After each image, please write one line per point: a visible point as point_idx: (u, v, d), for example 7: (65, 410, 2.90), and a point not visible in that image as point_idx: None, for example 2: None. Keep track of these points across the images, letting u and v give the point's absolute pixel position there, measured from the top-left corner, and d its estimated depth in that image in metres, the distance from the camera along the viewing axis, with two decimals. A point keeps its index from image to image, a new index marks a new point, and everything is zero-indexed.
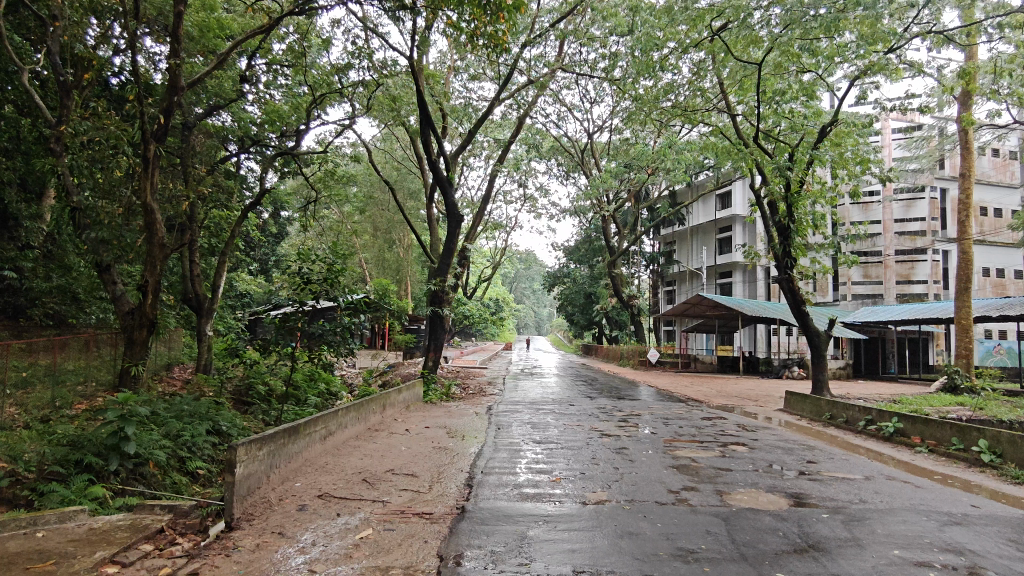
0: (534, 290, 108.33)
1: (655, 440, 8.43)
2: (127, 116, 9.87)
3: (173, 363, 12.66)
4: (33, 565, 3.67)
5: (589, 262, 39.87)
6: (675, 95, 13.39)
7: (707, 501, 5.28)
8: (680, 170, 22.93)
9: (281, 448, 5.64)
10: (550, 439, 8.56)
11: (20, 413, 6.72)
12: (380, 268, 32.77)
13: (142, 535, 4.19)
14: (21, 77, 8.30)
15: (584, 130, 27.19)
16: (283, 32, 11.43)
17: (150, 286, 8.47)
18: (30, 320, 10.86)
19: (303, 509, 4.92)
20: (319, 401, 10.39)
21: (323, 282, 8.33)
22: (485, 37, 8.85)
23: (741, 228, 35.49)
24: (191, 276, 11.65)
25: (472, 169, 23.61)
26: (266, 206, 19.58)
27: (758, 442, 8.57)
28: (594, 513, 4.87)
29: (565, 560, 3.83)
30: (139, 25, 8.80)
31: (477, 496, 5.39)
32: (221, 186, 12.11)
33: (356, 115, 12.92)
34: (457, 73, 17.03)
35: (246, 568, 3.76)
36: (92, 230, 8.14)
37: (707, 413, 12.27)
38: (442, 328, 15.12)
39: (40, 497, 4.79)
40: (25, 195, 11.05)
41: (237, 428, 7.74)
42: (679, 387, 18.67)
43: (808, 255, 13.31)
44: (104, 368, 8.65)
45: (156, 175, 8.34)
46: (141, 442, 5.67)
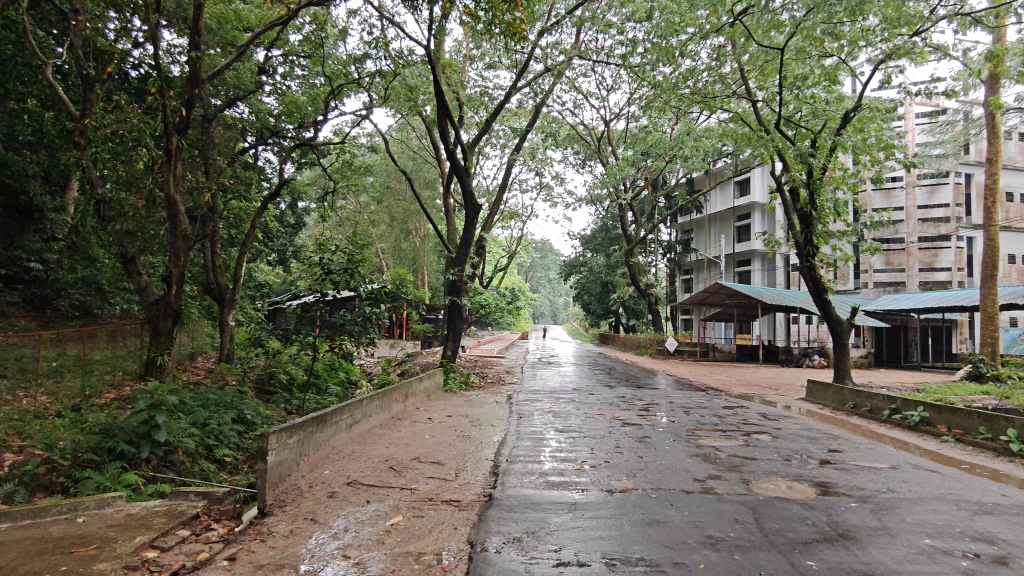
0: (550, 279, 108.26)
1: (677, 430, 8.42)
2: (147, 107, 9.93)
3: (196, 353, 12.88)
4: (76, 549, 3.79)
5: (606, 251, 39.68)
6: (695, 82, 13.23)
7: (733, 489, 5.29)
8: (698, 157, 22.73)
9: (310, 436, 5.73)
10: (572, 428, 8.55)
11: (51, 402, 6.77)
12: (397, 258, 33.08)
13: (179, 521, 4.29)
14: (44, 71, 8.40)
15: (601, 118, 26.98)
16: (300, 23, 11.46)
17: (174, 278, 8.57)
18: (56, 311, 11.07)
19: (333, 496, 5.01)
20: (340, 391, 10.55)
21: (343, 272, 8.37)
22: (503, 26, 8.78)
23: (760, 215, 35.13)
24: (213, 266, 11.77)
25: (487, 158, 23.56)
26: (283, 197, 19.70)
27: (782, 431, 8.54)
28: (620, 501, 4.90)
29: (594, 548, 3.87)
30: (160, 18, 8.84)
31: (504, 484, 5.44)
32: (241, 177, 12.22)
33: (373, 105, 12.98)
34: (473, 62, 16.98)
35: (280, 553, 3.84)
36: (116, 222, 8.56)
37: (728, 402, 12.22)
38: (460, 317, 15.13)
39: (76, 484, 4.94)
40: (51, 189, 11.22)
41: (261, 417, 7.85)
42: (698, 376, 18.62)
43: (831, 242, 13.08)
44: (130, 358, 8.79)
45: (179, 168, 8.45)
46: (170, 430, 5.80)
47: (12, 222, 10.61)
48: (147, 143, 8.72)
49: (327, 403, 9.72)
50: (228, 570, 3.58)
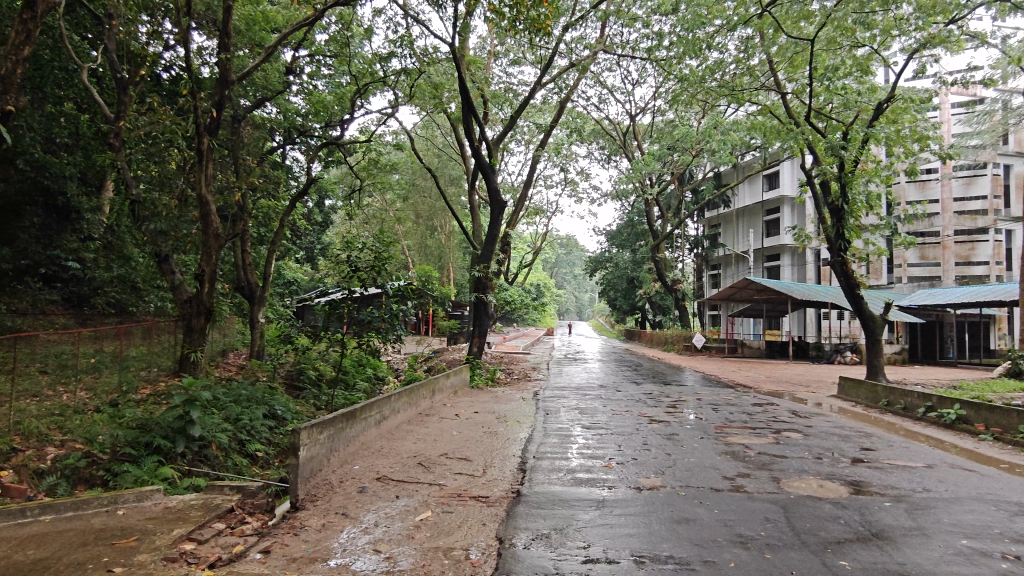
0: (575, 275, 107.96)
1: (705, 427, 8.34)
2: (179, 108, 10.12)
3: (227, 349, 13.15)
4: (118, 541, 3.90)
5: (632, 247, 39.41)
6: (723, 75, 13.05)
7: (764, 488, 5.22)
8: (726, 151, 22.46)
9: (340, 432, 5.81)
10: (599, 425, 8.53)
11: (90, 397, 6.96)
12: (423, 254, 33.27)
13: (215, 514, 4.39)
14: (81, 75, 8.62)
15: (627, 112, 26.77)
16: (326, 23, 11.57)
17: (207, 276, 8.74)
18: (93, 309, 11.32)
19: (363, 491, 5.08)
20: (367, 387, 10.70)
21: (370, 269, 8.48)
22: (527, 21, 8.79)
23: (790, 209, 34.59)
24: (244, 264, 11.95)
25: (511, 155, 23.55)
26: (311, 195, 19.97)
27: (813, 429, 8.40)
28: (648, 498, 4.88)
29: (623, 545, 3.86)
30: (190, 22, 9.01)
31: (532, 480, 5.46)
32: (270, 177, 12.42)
33: (398, 103, 13.06)
34: (498, 58, 16.99)
35: (312, 546, 3.90)
36: (150, 222, 8.77)
37: (758, 399, 12.06)
38: (486, 314, 15.17)
39: (116, 477, 5.10)
40: (88, 190, 11.34)
41: (291, 412, 7.99)
42: (727, 373, 18.45)
43: (863, 236, 12.80)
44: (164, 354, 8.99)
45: (210, 169, 8.62)
46: (205, 425, 5.92)
47: (51, 222, 10.65)
48: (179, 143, 8.89)
49: (355, 400, 9.83)
50: (263, 563, 3.65)
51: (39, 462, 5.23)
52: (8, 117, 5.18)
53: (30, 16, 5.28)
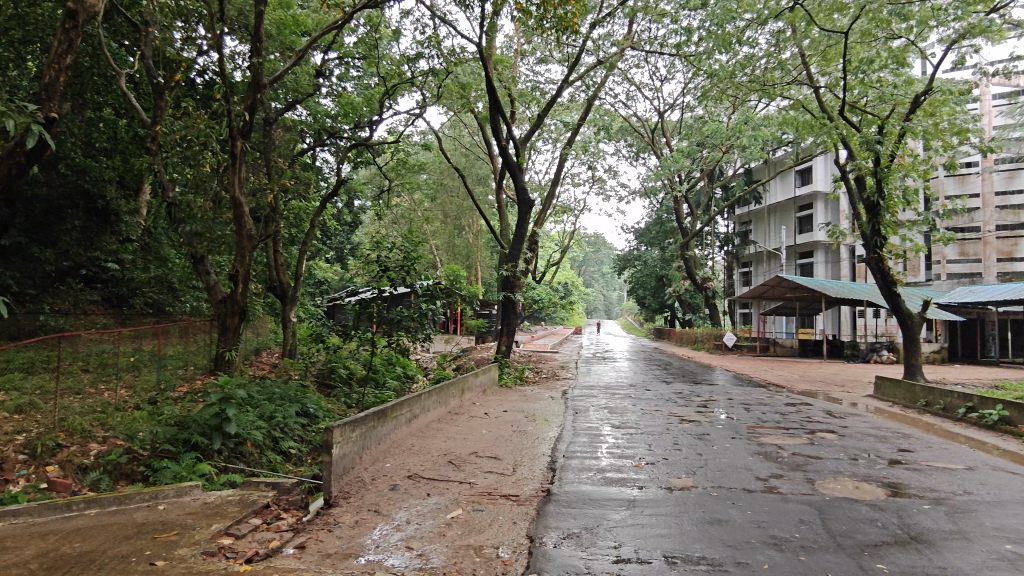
0: (604, 273, 107.47)
1: (737, 427, 8.23)
2: (213, 112, 10.34)
3: (261, 348, 13.40)
4: (159, 534, 4.01)
5: (661, 245, 39.06)
6: (754, 70, 12.85)
7: (798, 489, 5.15)
8: (757, 147, 22.13)
9: (371, 430, 5.87)
10: (628, 424, 8.47)
11: (131, 395, 7.14)
12: (451, 254, 33.45)
13: (251, 510, 4.48)
14: (119, 81, 8.84)
15: (655, 109, 26.54)
16: (355, 25, 11.70)
17: (241, 276, 8.91)
18: (132, 309, 11.62)
19: (395, 489, 5.13)
20: (397, 385, 10.83)
21: (400, 269, 8.57)
22: (554, 20, 8.81)
23: (823, 206, 33.95)
24: (276, 264, 12.13)
25: (539, 154, 23.55)
26: (341, 197, 20.25)
27: (848, 429, 8.24)
28: (680, 499, 4.84)
29: (654, 546, 3.83)
30: (223, 27, 9.18)
31: (562, 480, 5.45)
32: (301, 178, 12.61)
33: (426, 104, 13.16)
34: (525, 56, 16.99)
35: (346, 543, 3.96)
36: (185, 223, 8.97)
37: (791, 398, 11.87)
38: (514, 313, 15.18)
39: (156, 473, 5.26)
40: (125, 193, 11.60)
41: (324, 411, 8.10)
42: (759, 372, 18.18)
43: (900, 232, 12.49)
44: (200, 353, 9.18)
45: (243, 171, 8.80)
46: (240, 422, 6.05)
47: (91, 225, 10.85)
48: (213, 146, 9.08)
49: (385, 398, 9.94)
50: (298, 558, 3.72)
51: (83, 458, 5.40)
52: (51, 124, 5.35)
53: (71, 26, 5.43)
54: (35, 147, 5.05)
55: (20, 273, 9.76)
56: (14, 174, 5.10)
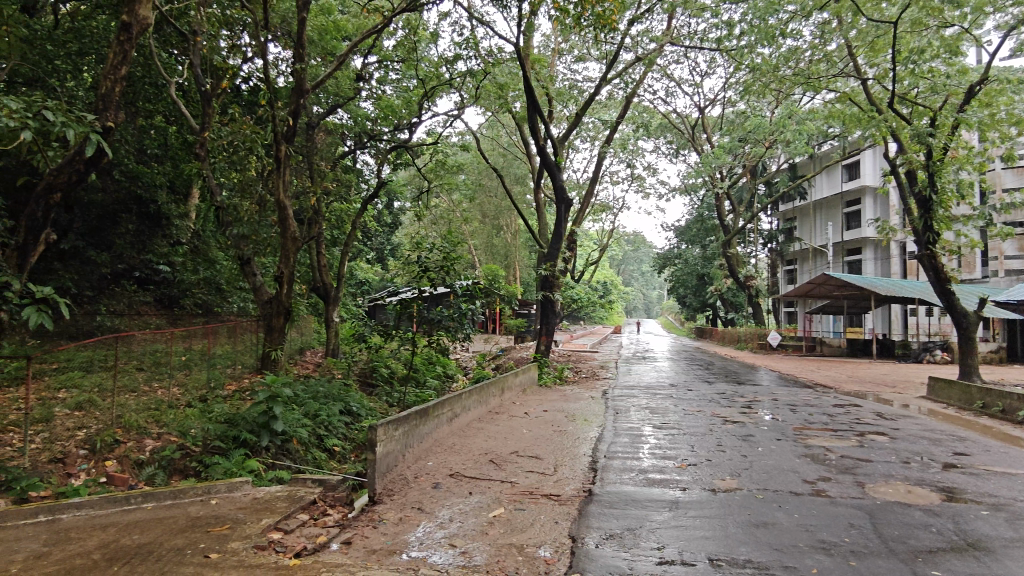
0: (643, 272, 106.40)
1: (783, 428, 8.07)
2: (258, 118, 10.63)
3: (305, 347, 13.70)
4: (213, 528, 4.15)
5: (702, 243, 38.46)
6: (798, 63, 12.56)
7: (847, 492, 5.02)
8: (802, 141, 21.60)
9: (414, 429, 5.95)
10: (670, 425, 8.38)
11: (183, 392, 7.39)
12: (490, 254, 33.60)
13: (299, 506, 4.59)
14: (169, 89, 9.13)
15: (695, 105, 26.11)
16: (394, 29, 11.84)
17: (285, 277, 9.14)
18: (183, 309, 12.04)
19: (437, 487, 5.18)
20: (438, 385, 10.94)
21: (440, 269, 8.57)
22: (593, 18, 8.78)
23: (872, 201, 32.94)
24: (319, 265, 12.37)
25: (577, 152, 23.47)
26: (381, 198, 20.56)
27: (900, 431, 7.97)
28: (724, 501, 4.77)
29: (699, 548, 3.78)
30: (267, 34, 9.40)
31: (604, 480, 5.43)
32: (342, 181, 12.85)
33: (464, 104, 13.26)
34: (562, 55, 16.94)
35: (390, 539, 4.02)
36: (233, 227, 9.23)
37: (839, 399, 11.54)
38: (553, 312, 15.13)
39: (207, 469, 5.46)
40: (175, 198, 11.96)
41: (366, 409, 8.22)
42: (806, 372, 17.74)
43: (954, 228, 12.03)
44: (248, 352, 9.44)
45: (287, 175, 9.01)
46: (286, 421, 6.22)
47: (144, 228, 11.23)
48: (258, 151, 9.33)
49: (426, 398, 10.05)
50: (344, 553, 3.80)
51: (139, 454, 5.61)
52: (108, 133, 5.56)
53: (126, 38, 5.66)
54: (94, 155, 5.25)
55: (78, 276, 10.17)
56: (76, 180, 5.32)
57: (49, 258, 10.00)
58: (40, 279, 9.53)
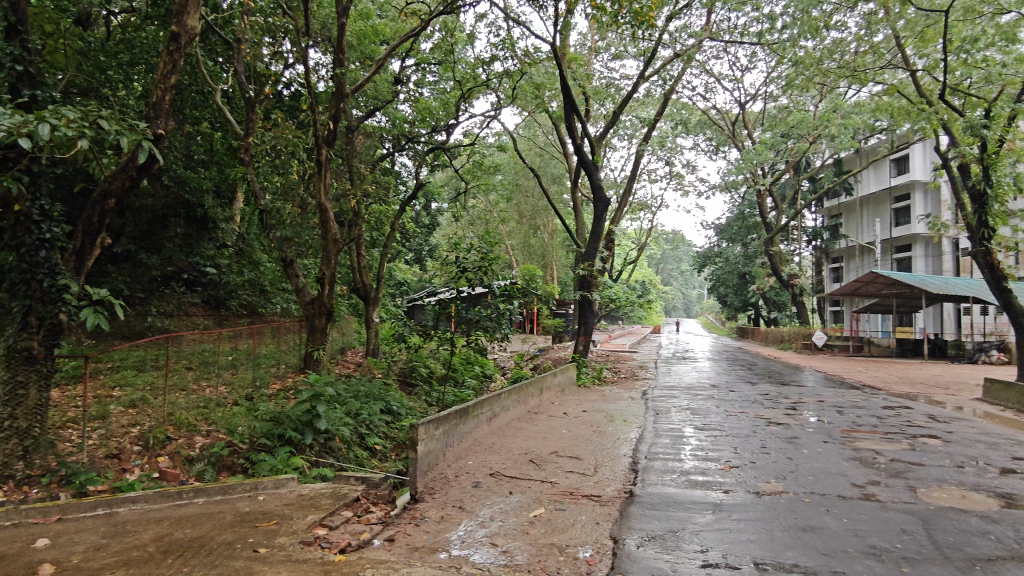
0: (682, 271, 104.99)
1: (830, 430, 7.86)
2: (300, 122, 10.86)
3: (346, 347, 13.94)
4: (261, 523, 4.25)
5: (743, 240, 37.76)
6: (842, 55, 12.25)
7: (898, 496, 4.86)
8: (848, 135, 21.03)
9: (454, 428, 5.99)
10: (712, 426, 8.26)
11: (230, 391, 7.61)
12: (527, 254, 33.62)
13: (343, 503, 4.67)
14: (215, 96, 9.39)
15: (736, 100, 25.65)
16: (430, 32, 11.94)
17: (327, 278, 9.31)
18: (229, 311, 12.40)
19: (478, 486, 5.21)
20: (476, 384, 11.01)
21: (477, 270, 8.64)
22: (631, 15, 8.69)
23: (922, 196, 31.83)
24: (359, 266, 12.56)
25: (614, 151, 23.34)
26: (420, 199, 20.76)
27: (954, 435, 7.66)
28: (770, 504, 4.68)
29: (743, 551, 3.72)
30: (308, 41, 9.58)
31: (644, 481, 5.38)
32: (380, 183, 13.02)
33: (501, 105, 13.31)
34: (599, 53, 16.83)
35: (432, 538, 4.06)
36: (277, 229, 9.46)
37: (888, 401, 11.18)
38: (591, 311, 15.05)
39: (254, 466, 5.62)
40: (221, 202, 12.31)
41: (406, 408, 8.32)
42: (853, 373, 17.23)
43: (1011, 223, 11.54)
44: (291, 352, 9.65)
45: (328, 178, 9.17)
46: (329, 419, 6.36)
47: (192, 232, 11.58)
48: (300, 155, 9.52)
49: (464, 397, 10.11)
50: (388, 550, 3.85)
51: (189, 450, 5.79)
52: (159, 140, 5.72)
53: (175, 47, 5.85)
54: (146, 161, 5.43)
55: (130, 279, 10.54)
56: (130, 186, 5.50)
57: (103, 261, 10.40)
58: (96, 282, 9.91)
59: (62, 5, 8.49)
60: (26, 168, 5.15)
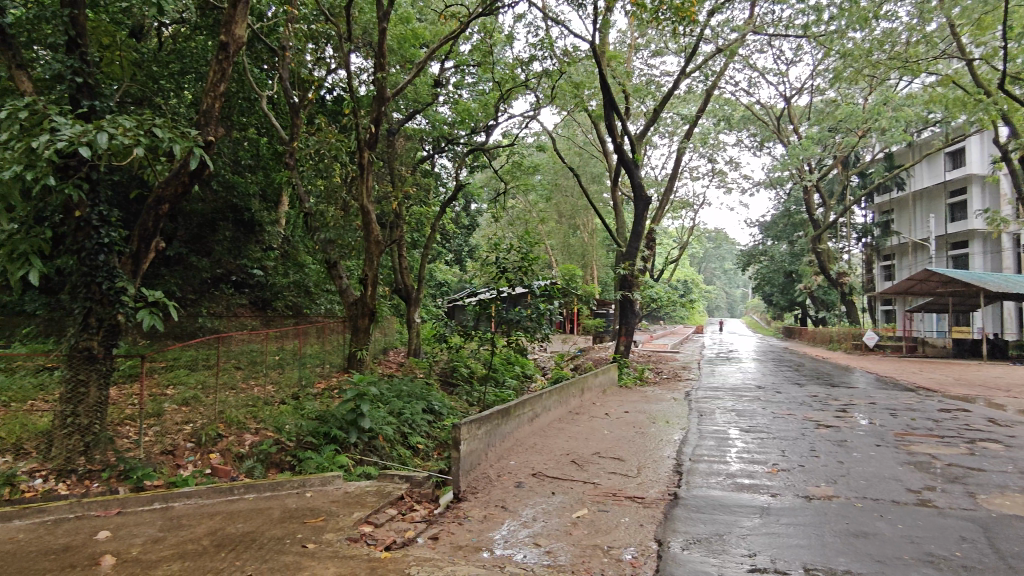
0: (726, 270, 103.15)
1: (883, 434, 7.61)
2: (342, 126, 11.06)
3: (388, 347, 14.15)
4: (309, 519, 4.35)
5: (790, 238, 36.86)
6: (893, 46, 11.87)
7: (957, 503, 4.68)
8: (899, 129, 20.33)
9: (496, 428, 6.02)
10: (758, 428, 8.09)
11: (278, 390, 7.79)
12: (566, 254, 33.50)
13: (388, 501, 4.73)
14: (261, 103, 9.63)
15: (780, 95, 25.08)
16: (469, 33, 12.02)
17: (369, 280, 9.47)
18: (275, 311, 12.71)
19: (521, 486, 5.22)
20: (516, 385, 11.04)
21: (518, 270, 8.67)
22: (672, 11, 8.58)
23: (980, 190, 30.53)
24: (401, 268, 12.71)
25: (654, 149, 23.05)
26: (460, 200, 20.93)
27: (1017, 439, 7.32)
28: (820, 508, 4.56)
29: (793, 556, 3.63)
30: (350, 47, 9.76)
31: (689, 484, 5.30)
32: (421, 185, 13.17)
33: (540, 104, 13.29)
34: (639, 51, 16.67)
35: (476, 537, 4.08)
36: (321, 232, 9.67)
37: (945, 404, 10.76)
38: (632, 311, 14.91)
39: (302, 463, 5.76)
40: (267, 206, 12.65)
41: (447, 408, 8.39)
42: (907, 375, 16.63)
43: None
44: (335, 352, 9.85)
45: (370, 180, 9.31)
46: (373, 418, 6.51)
47: (239, 235, 11.90)
48: (342, 158, 9.69)
49: (505, 398, 10.13)
50: (432, 548, 3.89)
51: (240, 447, 5.97)
52: (209, 146, 5.92)
53: (224, 56, 6.03)
54: (197, 167, 5.62)
55: (182, 281, 10.89)
56: (181, 192, 5.70)
57: (157, 265, 10.79)
58: (150, 284, 10.27)
59: (117, 18, 8.81)
60: (85, 175, 5.36)
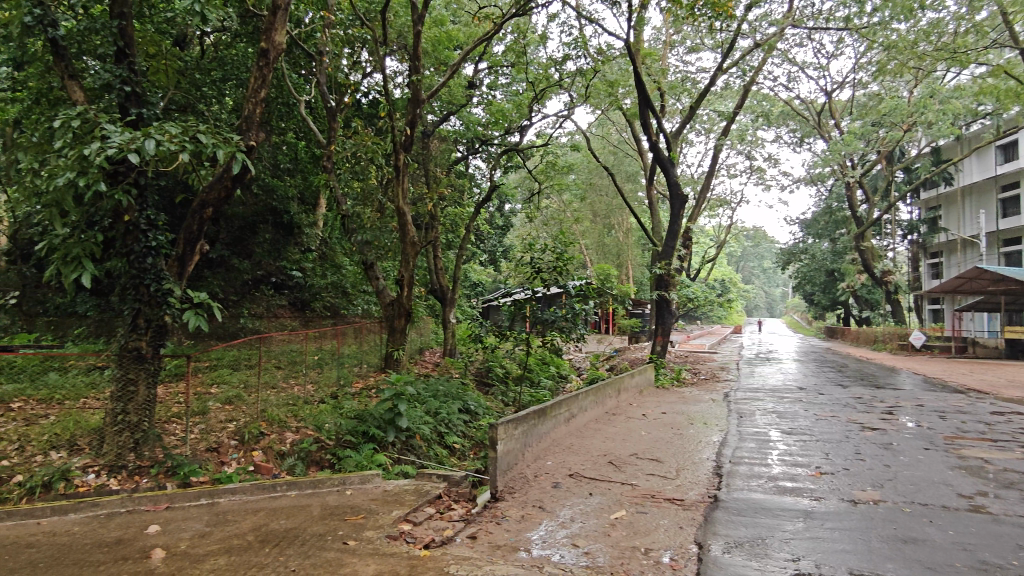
0: (765, 269, 101.22)
1: (931, 436, 7.38)
2: (378, 129, 11.20)
3: (424, 347, 14.28)
4: (349, 517, 4.42)
5: (831, 236, 35.96)
6: (940, 36, 11.48)
7: (1012, 509, 4.51)
8: (947, 122, 19.66)
9: (533, 428, 6.03)
10: (800, 430, 7.93)
11: (317, 389, 7.95)
12: (601, 254, 33.28)
13: (426, 500, 4.78)
14: (299, 107, 9.82)
15: (821, 89, 24.48)
16: (503, 35, 12.06)
17: (406, 280, 9.57)
18: (314, 312, 12.94)
19: (558, 487, 5.22)
20: (551, 385, 11.04)
21: (552, 270, 8.68)
22: (708, 6, 8.46)
23: None
24: (436, 268, 12.81)
25: (690, 147, 22.75)
26: (494, 200, 20.98)
27: None
28: (866, 513, 4.44)
29: (839, 561, 3.55)
30: (385, 50, 9.88)
31: (729, 486, 5.22)
32: (456, 186, 13.27)
33: (574, 104, 13.23)
34: (674, 47, 16.48)
35: (514, 537, 4.09)
36: (358, 233, 9.83)
37: (998, 406, 10.36)
38: (668, 311, 14.73)
39: (341, 462, 5.86)
40: (305, 209, 12.87)
41: (483, 408, 8.43)
42: (956, 376, 16.07)
43: None
44: (373, 352, 9.99)
45: (405, 182, 9.41)
46: (410, 417, 6.58)
47: (279, 237, 12.15)
48: (378, 161, 9.82)
49: (541, 398, 10.14)
50: (471, 547, 3.92)
51: (281, 445, 6.10)
52: (250, 151, 6.05)
53: (264, 63, 6.17)
54: (239, 172, 5.76)
55: (224, 283, 11.18)
56: (224, 196, 5.86)
57: (200, 267, 11.10)
58: (194, 286, 10.57)
59: (162, 28, 9.05)
60: (134, 181, 5.52)
